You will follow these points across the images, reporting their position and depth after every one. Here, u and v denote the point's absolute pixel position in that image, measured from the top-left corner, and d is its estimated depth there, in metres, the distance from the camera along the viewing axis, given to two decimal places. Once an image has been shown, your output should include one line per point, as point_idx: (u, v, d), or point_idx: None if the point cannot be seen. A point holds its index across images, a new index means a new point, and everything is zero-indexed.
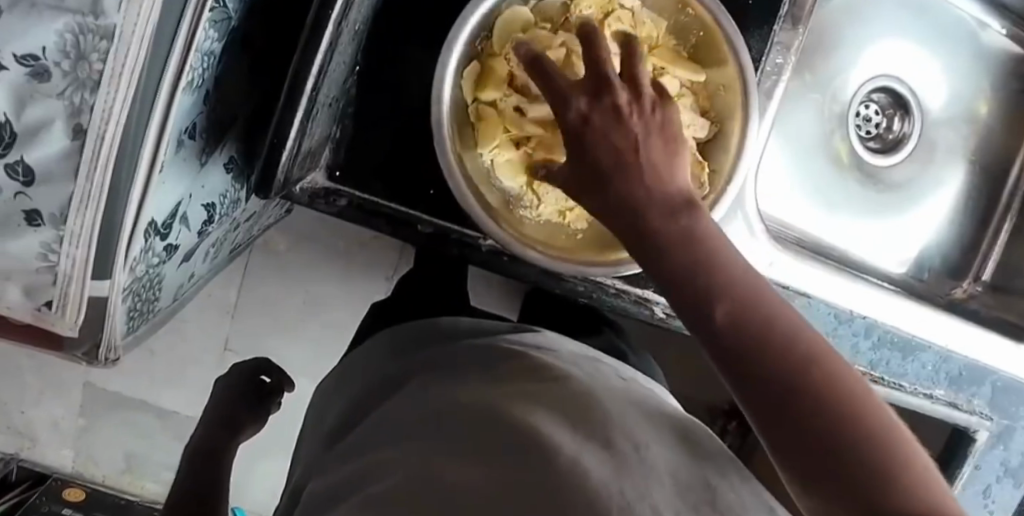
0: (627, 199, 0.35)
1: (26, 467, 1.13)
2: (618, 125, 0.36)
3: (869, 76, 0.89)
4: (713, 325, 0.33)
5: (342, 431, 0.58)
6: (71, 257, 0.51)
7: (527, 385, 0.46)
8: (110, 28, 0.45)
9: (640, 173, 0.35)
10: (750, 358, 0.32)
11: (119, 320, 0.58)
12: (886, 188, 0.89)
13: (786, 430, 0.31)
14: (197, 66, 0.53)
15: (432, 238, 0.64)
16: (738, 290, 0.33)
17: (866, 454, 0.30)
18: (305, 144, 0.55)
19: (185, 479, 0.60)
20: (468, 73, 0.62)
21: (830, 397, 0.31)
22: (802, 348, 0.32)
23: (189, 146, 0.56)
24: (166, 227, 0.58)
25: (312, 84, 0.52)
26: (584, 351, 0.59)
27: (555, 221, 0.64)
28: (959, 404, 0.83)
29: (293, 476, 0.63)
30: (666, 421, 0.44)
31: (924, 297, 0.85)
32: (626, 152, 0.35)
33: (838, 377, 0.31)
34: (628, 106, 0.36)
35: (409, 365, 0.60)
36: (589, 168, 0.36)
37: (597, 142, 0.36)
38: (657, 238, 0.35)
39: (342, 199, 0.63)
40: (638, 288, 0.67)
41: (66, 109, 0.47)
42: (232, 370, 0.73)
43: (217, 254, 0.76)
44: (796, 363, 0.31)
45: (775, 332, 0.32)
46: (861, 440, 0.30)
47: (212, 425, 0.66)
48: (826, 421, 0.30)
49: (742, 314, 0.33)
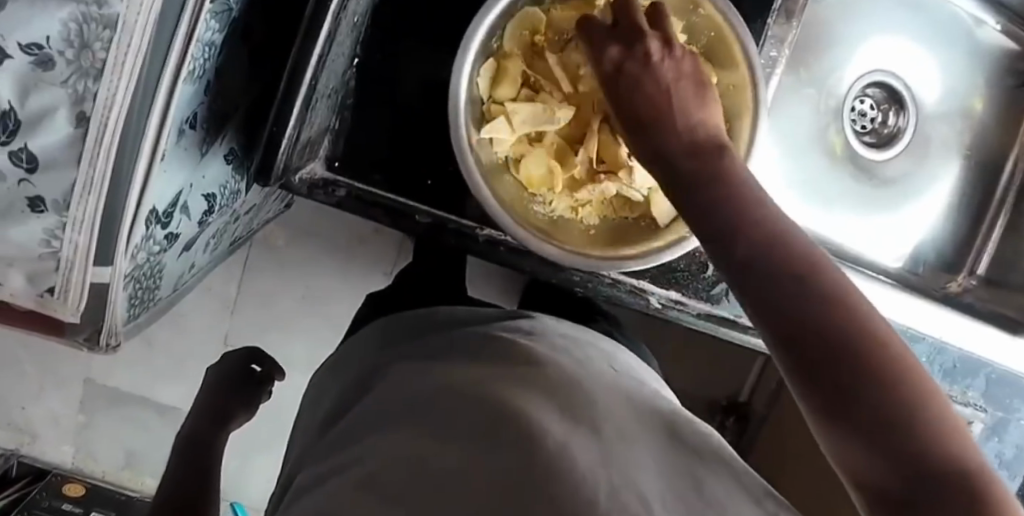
0: (656, 138, 0.36)
1: (26, 463, 1.12)
2: (650, 70, 0.37)
3: (863, 71, 0.90)
4: (749, 274, 0.31)
5: (339, 417, 0.58)
6: (73, 243, 0.52)
7: (522, 368, 0.47)
8: (113, 18, 0.46)
9: (672, 113, 0.36)
10: (789, 314, 0.30)
11: (120, 307, 0.59)
12: (881, 182, 0.90)
13: (823, 393, 0.30)
14: (199, 57, 0.54)
15: (431, 228, 0.65)
16: (776, 238, 0.31)
17: (908, 418, 0.28)
18: (305, 133, 0.56)
19: (177, 469, 0.60)
20: (484, 71, 0.62)
21: (872, 360, 0.29)
22: (844, 303, 0.30)
23: (190, 136, 0.57)
24: (167, 216, 0.59)
25: (311, 74, 0.53)
26: (579, 336, 0.60)
27: (567, 217, 0.64)
28: (954, 396, 0.80)
29: (288, 461, 0.63)
30: (658, 408, 0.45)
31: (920, 290, 0.86)
32: (659, 95, 0.37)
33: (882, 339, 0.29)
34: (657, 53, 0.38)
35: (405, 352, 0.61)
36: (627, 114, 0.37)
37: (632, 87, 0.37)
38: (691, 174, 0.35)
39: (341, 189, 0.64)
40: (633, 278, 0.68)
41: (69, 97, 0.47)
42: (224, 360, 0.74)
43: (217, 246, 0.77)
44: (838, 324, 0.29)
45: (815, 288, 0.30)
46: (916, 402, 0.28)
47: (202, 416, 0.67)
48: (884, 380, 0.29)
49: (780, 265, 0.31)
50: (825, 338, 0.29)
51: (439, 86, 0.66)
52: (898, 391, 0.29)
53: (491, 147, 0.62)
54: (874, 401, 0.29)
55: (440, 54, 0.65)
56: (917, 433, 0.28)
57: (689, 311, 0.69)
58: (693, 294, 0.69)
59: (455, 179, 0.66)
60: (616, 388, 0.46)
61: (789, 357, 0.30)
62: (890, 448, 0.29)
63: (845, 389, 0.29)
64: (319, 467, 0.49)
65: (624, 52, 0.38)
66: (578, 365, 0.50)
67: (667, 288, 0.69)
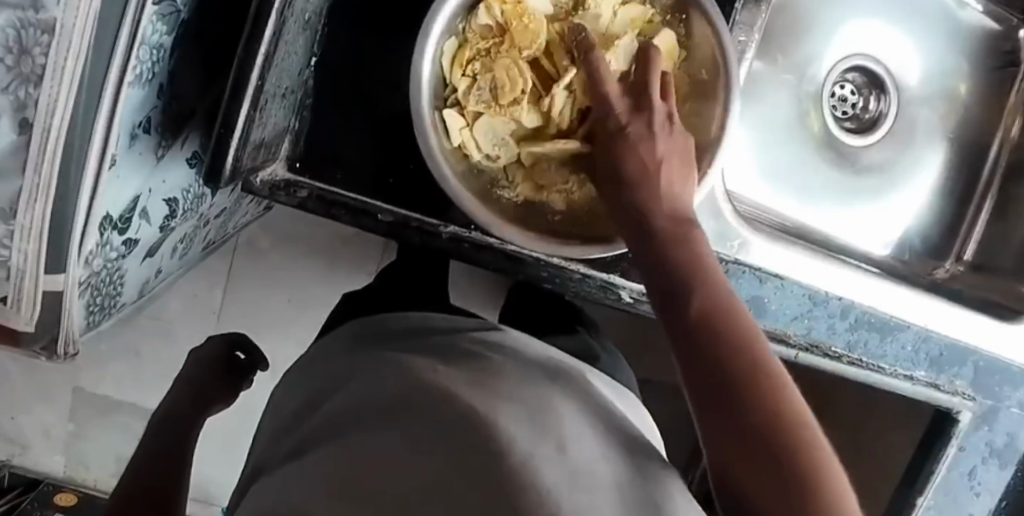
0: (641, 196, 0.43)
1: (18, 473, 1.11)
2: (650, 134, 0.44)
3: (842, 54, 0.88)
4: (673, 302, 0.37)
5: (296, 416, 0.57)
6: (22, 251, 0.51)
7: (483, 381, 0.44)
8: (50, 22, 0.45)
9: (656, 184, 0.43)
10: (692, 340, 0.35)
11: (77, 313, 0.59)
12: (864, 169, 0.88)
13: (703, 398, 0.34)
14: (146, 60, 0.53)
15: (391, 227, 0.62)
16: (704, 277, 0.38)
17: (759, 405, 0.33)
18: (256, 134, 0.54)
19: (139, 462, 0.59)
20: (447, 52, 0.60)
21: (736, 355, 0.34)
22: (744, 335, 0.35)
23: (144, 140, 0.57)
24: (124, 221, 0.58)
25: (256, 74, 0.51)
26: (532, 342, 0.57)
27: (534, 206, 0.62)
28: (940, 385, 0.78)
29: (254, 453, 0.62)
30: (609, 429, 0.42)
31: (906, 277, 0.83)
32: (650, 164, 0.43)
33: (782, 390, 0.33)
34: (658, 124, 0.44)
35: (355, 358, 0.58)
36: (617, 171, 0.44)
37: (634, 153, 0.44)
38: (659, 235, 0.41)
39: (302, 191, 0.61)
40: (600, 271, 0.65)
41: (10, 103, 0.47)
42: (207, 342, 0.71)
43: (189, 251, 0.77)
44: (732, 359, 0.34)
45: (720, 332, 0.35)
46: (763, 406, 0.32)
47: (181, 396, 0.65)
48: (732, 388, 0.33)
49: (701, 295, 0.37)
50: (729, 378, 0.33)
51: (403, 85, 0.65)
52: (761, 397, 0.33)
53: (452, 141, 0.60)
54: (737, 400, 0.33)
55: (401, 53, 0.65)
56: (761, 419, 0.32)
57: None
58: None
59: (418, 177, 0.65)
60: (565, 392, 0.45)
61: (701, 401, 0.34)
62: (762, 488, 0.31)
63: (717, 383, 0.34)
64: (274, 469, 0.48)
65: (632, 115, 0.45)
66: (536, 373, 0.47)
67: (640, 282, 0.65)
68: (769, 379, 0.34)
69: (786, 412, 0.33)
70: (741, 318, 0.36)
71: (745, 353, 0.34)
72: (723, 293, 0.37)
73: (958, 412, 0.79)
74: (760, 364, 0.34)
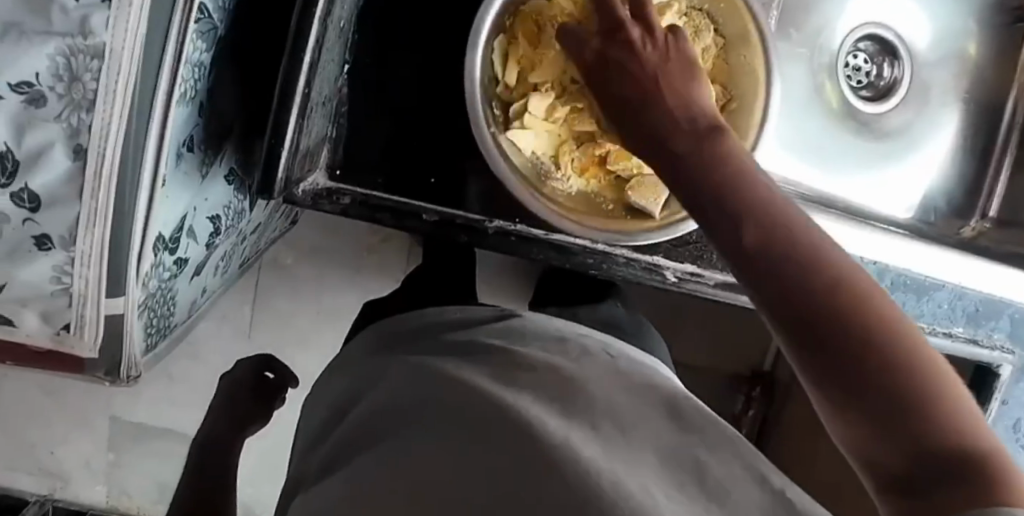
0: (648, 120, 0.37)
1: (61, 507, 1.10)
2: (633, 52, 0.39)
3: (854, 25, 0.89)
4: (741, 254, 0.32)
5: (340, 412, 0.57)
6: (83, 277, 0.52)
7: (548, 372, 0.45)
8: (100, 47, 0.45)
9: (665, 99, 0.37)
10: (787, 302, 0.30)
11: (137, 337, 0.59)
12: (885, 134, 0.89)
13: (821, 376, 0.30)
14: (189, 79, 0.53)
15: (437, 226, 0.63)
16: (768, 211, 0.32)
17: (887, 373, 0.29)
18: (303, 143, 0.55)
19: (188, 491, 0.59)
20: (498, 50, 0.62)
21: (842, 315, 0.29)
22: (839, 282, 0.30)
23: (189, 159, 0.57)
24: (174, 241, 0.59)
25: (303, 82, 0.52)
26: (566, 324, 0.57)
27: (587, 196, 0.63)
28: (979, 340, 0.79)
29: (292, 463, 0.62)
30: (650, 398, 0.41)
31: (932, 237, 0.84)
32: (646, 79, 0.38)
33: (905, 341, 0.29)
34: (640, 41, 0.39)
35: (386, 356, 0.58)
36: (619, 100, 0.39)
37: (623, 71, 0.39)
38: (687, 158, 0.35)
39: (345, 197, 0.62)
40: (647, 255, 0.66)
41: (65, 131, 0.47)
42: (237, 366, 0.71)
43: (228, 268, 0.77)
44: (841, 324, 0.29)
45: (812, 287, 0.30)
46: (895, 378, 0.28)
47: (217, 425, 0.66)
48: (855, 361, 0.29)
49: (776, 237, 0.31)
50: (842, 348, 0.29)
51: (435, 88, 0.66)
52: (890, 363, 0.29)
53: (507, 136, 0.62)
54: (862, 379, 0.29)
55: (432, 56, 0.66)
56: (896, 391, 0.28)
57: (706, 282, 0.66)
58: (709, 264, 0.67)
59: (458, 174, 0.65)
60: (610, 373, 0.45)
61: (818, 377, 0.30)
62: (919, 476, 0.28)
63: (836, 357, 0.29)
64: (317, 476, 0.49)
65: (606, 41, 0.40)
66: (563, 357, 0.47)
67: (681, 262, 0.67)
68: (887, 336, 0.29)
69: (921, 370, 0.29)
70: (827, 251, 0.31)
71: (851, 305, 0.29)
72: (796, 225, 0.31)
73: (998, 365, 0.79)
74: (873, 316, 0.29)
